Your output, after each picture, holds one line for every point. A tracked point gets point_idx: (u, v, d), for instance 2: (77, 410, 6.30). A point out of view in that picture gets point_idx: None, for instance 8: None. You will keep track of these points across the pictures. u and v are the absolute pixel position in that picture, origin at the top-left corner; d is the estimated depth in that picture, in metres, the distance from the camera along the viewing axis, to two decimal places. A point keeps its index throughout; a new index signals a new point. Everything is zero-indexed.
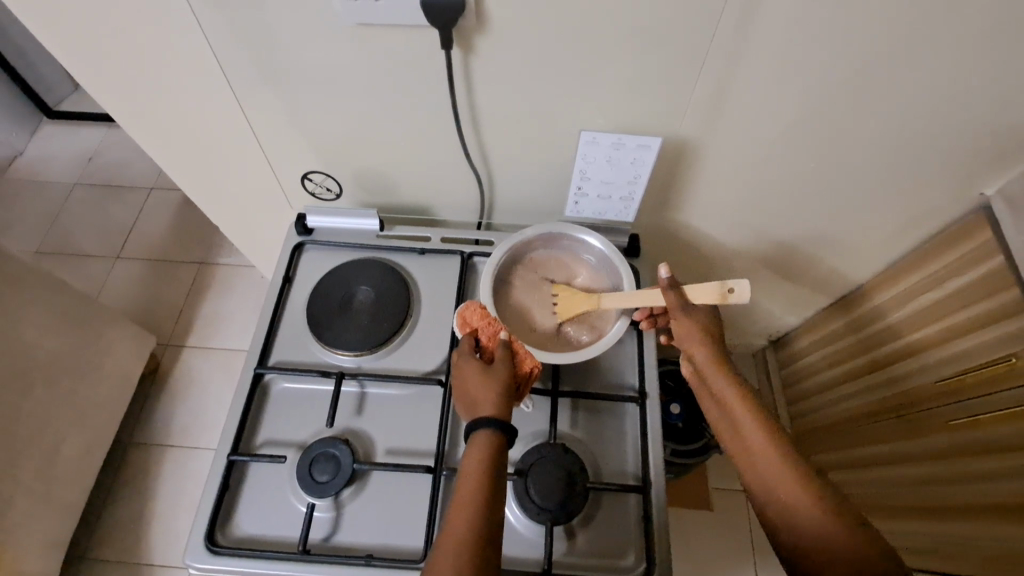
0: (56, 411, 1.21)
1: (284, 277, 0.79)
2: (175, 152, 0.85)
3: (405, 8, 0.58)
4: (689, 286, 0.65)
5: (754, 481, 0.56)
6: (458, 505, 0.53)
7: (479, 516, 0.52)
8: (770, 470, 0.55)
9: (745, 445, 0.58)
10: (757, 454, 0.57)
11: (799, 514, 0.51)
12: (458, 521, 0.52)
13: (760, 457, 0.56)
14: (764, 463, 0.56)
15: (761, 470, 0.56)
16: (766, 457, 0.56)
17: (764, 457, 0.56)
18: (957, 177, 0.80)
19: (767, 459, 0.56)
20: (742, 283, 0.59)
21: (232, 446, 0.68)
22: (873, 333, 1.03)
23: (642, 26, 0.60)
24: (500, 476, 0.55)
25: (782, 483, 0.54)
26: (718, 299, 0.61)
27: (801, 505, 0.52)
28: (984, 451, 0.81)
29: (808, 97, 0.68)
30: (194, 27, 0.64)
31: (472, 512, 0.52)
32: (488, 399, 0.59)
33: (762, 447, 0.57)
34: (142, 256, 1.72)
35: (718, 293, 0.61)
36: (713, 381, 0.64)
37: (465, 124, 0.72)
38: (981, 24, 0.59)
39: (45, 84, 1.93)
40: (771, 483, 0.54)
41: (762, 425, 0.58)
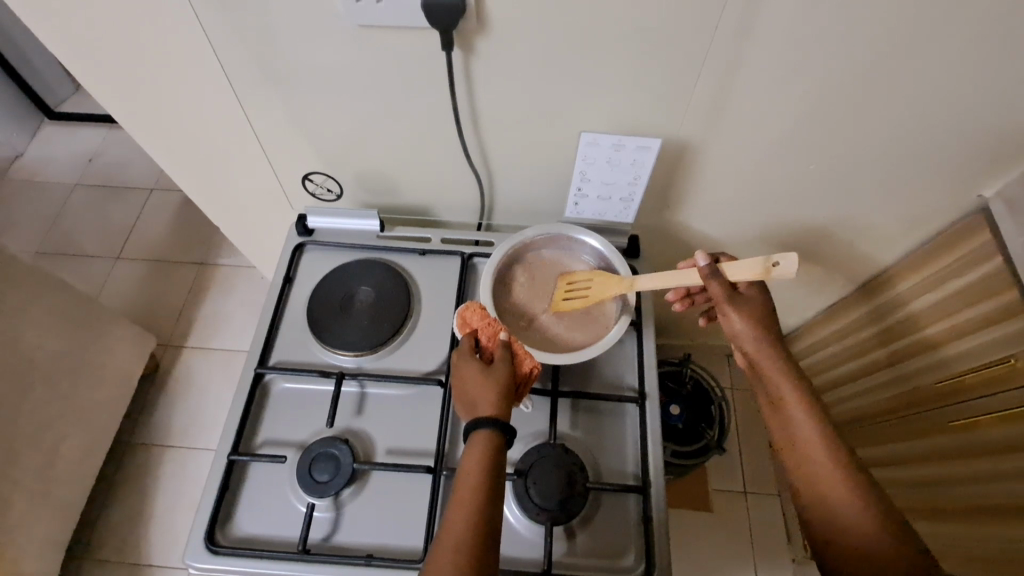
0: (56, 412, 1.21)
1: (285, 277, 0.79)
2: (176, 153, 0.85)
3: (406, 10, 0.58)
4: (728, 268, 0.65)
5: (798, 473, 0.61)
6: (458, 504, 0.53)
7: (479, 516, 0.52)
8: (818, 467, 0.59)
9: (794, 439, 0.62)
10: (806, 450, 0.60)
11: (840, 511, 0.56)
12: (457, 520, 0.52)
13: (811, 453, 0.60)
14: (813, 460, 0.60)
15: (808, 465, 0.60)
16: (816, 456, 0.60)
17: (813, 455, 0.60)
18: (957, 178, 0.80)
19: (817, 456, 0.60)
20: (788, 258, 0.59)
21: (232, 446, 0.68)
22: (898, 323, 0.96)
23: (642, 28, 0.60)
24: (500, 477, 0.55)
25: (828, 481, 0.58)
26: (763, 274, 0.61)
27: (840, 503, 0.57)
28: (984, 453, 0.81)
29: (807, 99, 0.69)
30: (195, 29, 0.64)
31: (473, 512, 0.52)
32: (488, 400, 0.59)
33: (812, 443, 0.60)
34: (143, 256, 1.72)
35: (762, 268, 0.62)
36: (767, 375, 0.65)
37: (465, 126, 0.72)
38: (979, 26, 0.60)
39: (46, 84, 1.93)
40: (816, 478, 0.59)
41: (815, 422, 0.61)
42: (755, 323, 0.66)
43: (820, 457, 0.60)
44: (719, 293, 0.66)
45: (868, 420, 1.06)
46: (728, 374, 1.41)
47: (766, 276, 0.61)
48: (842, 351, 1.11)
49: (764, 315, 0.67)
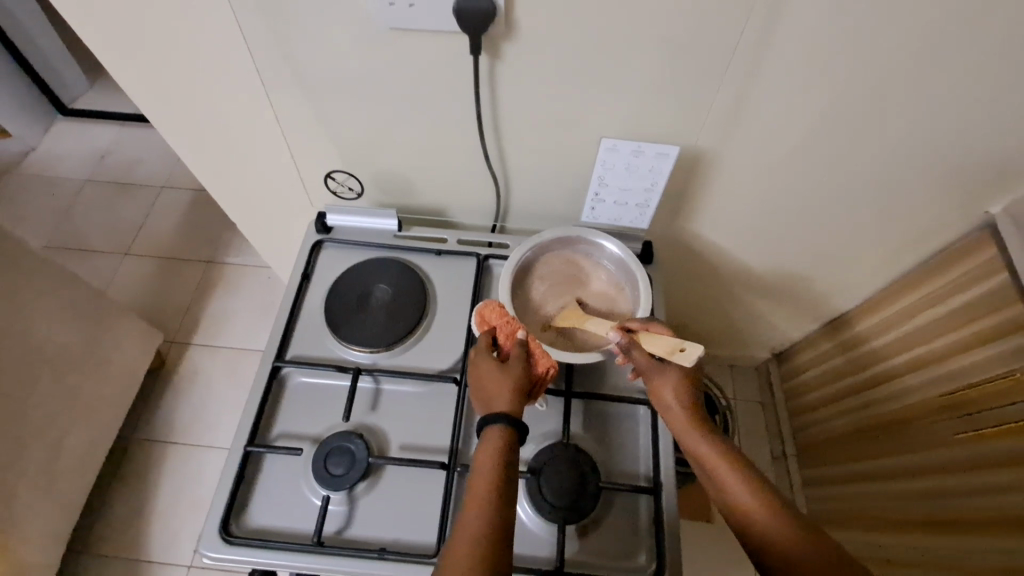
0: (63, 404, 1.22)
1: (303, 273, 0.80)
2: (199, 148, 0.87)
3: (438, 15, 0.60)
4: (643, 337, 0.63)
5: (741, 531, 0.55)
6: (475, 482, 0.55)
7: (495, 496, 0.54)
8: (755, 516, 0.54)
9: (724, 496, 0.58)
10: (739, 500, 0.56)
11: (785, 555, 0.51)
12: (476, 499, 0.54)
13: (743, 503, 0.56)
14: (740, 497, 0.56)
15: (747, 517, 0.55)
16: (742, 493, 0.56)
17: (747, 503, 0.55)
18: (965, 195, 0.81)
19: (748, 502, 0.55)
20: (692, 348, 0.56)
21: (249, 437, 0.69)
22: (881, 347, 1.04)
23: (665, 38, 0.62)
24: (514, 460, 0.57)
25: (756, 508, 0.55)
26: (665, 354, 0.59)
27: (767, 521, 0.54)
28: (989, 466, 0.82)
29: (822, 115, 0.71)
30: (230, 27, 0.66)
31: (488, 491, 0.54)
32: (502, 396, 0.60)
33: (738, 488, 0.56)
34: (151, 253, 1.73)
35: (670, 347, 0.59)
36: (675, 418, 0.63)
37: (487, 129, 0.74)
38: (992, 47, 0.62)
39: (61, 82, 1.96)
40: (757, 526, 0.54)
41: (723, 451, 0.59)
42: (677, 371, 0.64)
43: (752, 501, 0.55)
44: (641, 362, 0.65)
45: (862, 435, 1.09)
46: (729, 387, 1.45)
47: (669, 357, 0.58)
48: (834, 372, 1.18)
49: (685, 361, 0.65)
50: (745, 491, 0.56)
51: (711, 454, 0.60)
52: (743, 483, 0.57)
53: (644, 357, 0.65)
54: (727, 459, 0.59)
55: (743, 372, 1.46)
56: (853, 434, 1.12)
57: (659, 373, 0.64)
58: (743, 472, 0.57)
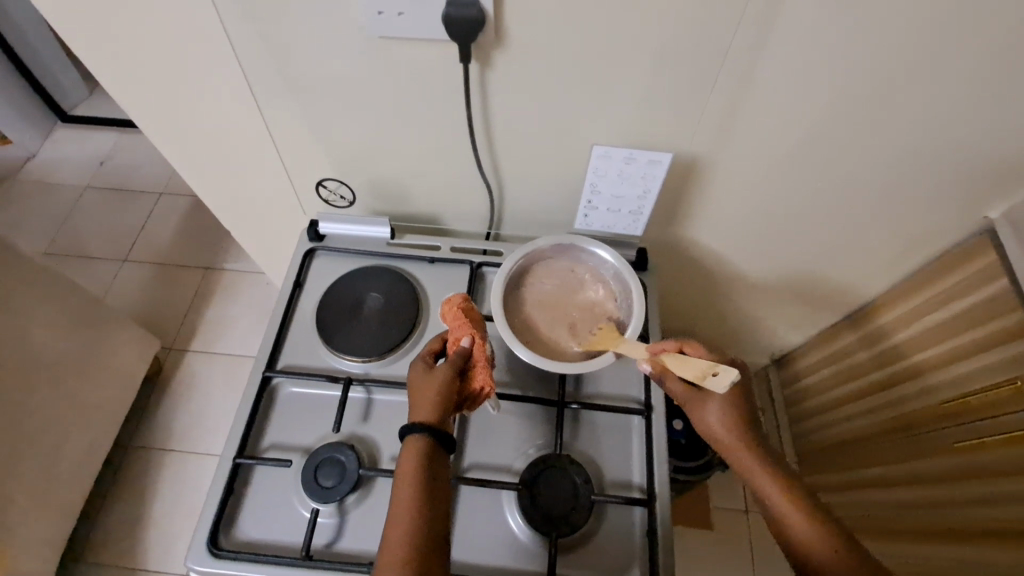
0: (59, 412, 1.21)
1: (295, 282, 0.79)
2: (192, 156, 0.86)
3: (427, 23, 0.60)
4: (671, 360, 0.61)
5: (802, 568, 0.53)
6: (403, 469, 0.55)
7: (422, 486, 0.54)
8: (817, 551, 0.52)
9: (784, 529, 0.55)
10: (801, 535, 0.53)
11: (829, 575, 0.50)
12: (404, 487, 0.54)
13: (804, 538, 0.53)
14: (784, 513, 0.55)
15: (809, 551, 0.52)
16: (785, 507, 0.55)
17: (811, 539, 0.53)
18: (964, 200, 0.81)
19: (811, 536, 0.53)
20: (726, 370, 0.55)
21: (239, 449, 0.68)
22: (880, 353, 1.03)
23: (656, 45, 0.61)
24: (442, 454, 0.57)
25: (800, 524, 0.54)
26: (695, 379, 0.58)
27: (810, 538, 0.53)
28: (990, 475, 0.81)
29: (817, 121, 0.70)
30: (220, 36, 0.66)
31: (414, 480, 0.54)
32: (427, 403, 0.59)
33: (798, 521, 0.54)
34: (149, 259, 1.73)
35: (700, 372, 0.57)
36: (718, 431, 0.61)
37: (479, 137, 0.73)
38: (987, 53, 0.61)
39: (61, 89, 1.97)
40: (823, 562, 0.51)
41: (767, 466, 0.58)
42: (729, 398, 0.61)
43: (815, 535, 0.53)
44: (679, 392, 0.63)
45: (863, 442, 1.08)
46: None
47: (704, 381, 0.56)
48: (834, 378, 1.17)
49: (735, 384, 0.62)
50: (808, 524, 0.53)
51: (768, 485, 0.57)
52: (804, 516, 0.54)
53: (681, 388, 0.63)
54: (786, 489, 0.56)
55: (742, 378, 1.45)
56: (853, 442, 1.11)
57: (709, 403, 0.61)
58: (804, 503, 0.55)
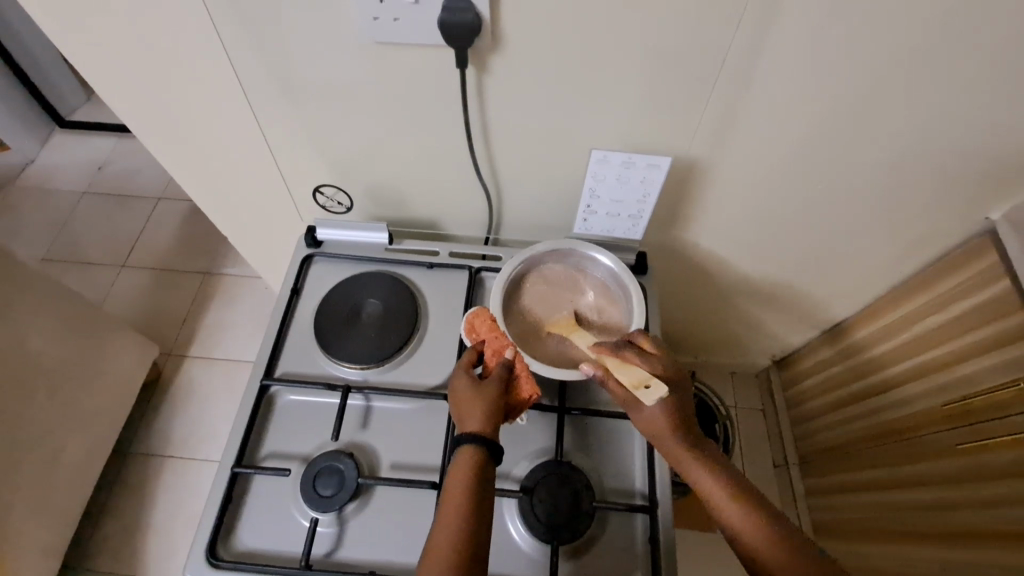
0: (58, 420, 1.21)
1: (292, 288, 0.79)
2: (188, 162, 0.86)
3: (424, 28, 0.59)
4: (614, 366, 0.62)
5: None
6: (450, 483, 0.55)
7: (469, 502, 0.53)
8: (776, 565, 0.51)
9: (741, 545, 0.54)
10: (758, 550, 0.52)
11: None
12: (450, 502, 0.54)
13: (761, 551, 0.52)
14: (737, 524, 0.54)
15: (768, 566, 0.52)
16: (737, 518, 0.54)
17: (768, 552, 0.52)
18: (965, 201, 0.80)
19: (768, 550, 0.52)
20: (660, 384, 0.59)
21: (237, 458, 0.67)
22: (881, 354, 1.03)
23: (655, 48, 0.61)
24: (490, 467, 0.57)
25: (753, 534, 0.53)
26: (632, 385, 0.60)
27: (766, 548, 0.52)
28: (994, 477, 0.80)
29: (816, 123, 0.70)
30: (214, 42, 0.65)
31: (461, 496, 0.54)
32: (477, 414, 0.59)
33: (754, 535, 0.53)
34: (148, 264, 1.72)
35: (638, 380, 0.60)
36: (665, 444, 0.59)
37: (477, 141, 0.73)
38: (987, 54, 0.61)
39: (59, 94, 1.97)
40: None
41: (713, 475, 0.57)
42: (671, 408, 0.59)
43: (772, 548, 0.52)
44: (618, 395, 0.61)
45: (864, 444, 1.07)
46: (730, 394, 1.43)
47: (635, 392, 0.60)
48: (835, 380, 1.16)
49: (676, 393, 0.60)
50: (764, 537, 0.53)
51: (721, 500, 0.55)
52: (759, 529, 0.53)
53: (619, 388, 0.61)
54: (740, 503, 0.55)
55: (743, 380, 1.45)
56: (855, 443, 1.10)
57: (653, 416, 0.59)
58: (755, 510, 0.54)
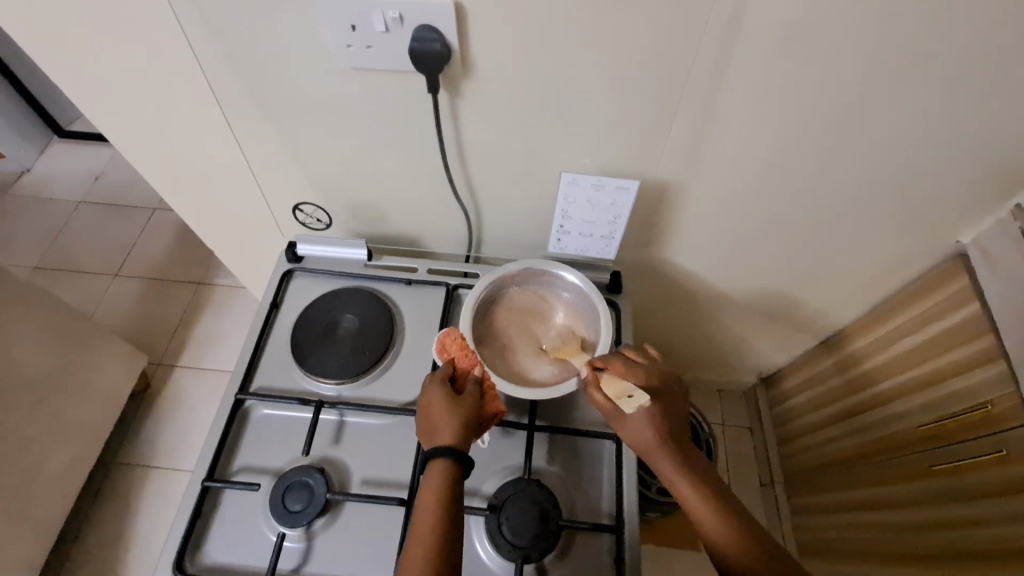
0: (42, 430, 1.21)
1: (271, 303, 0.80)
2: (172, 177, 0.87)
3: (395, 55, 0.61)
4: (605, 376, 0.64)
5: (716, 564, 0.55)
6: (427, 492, 0.56)
7: (445, 502, 0.55)
8: (736, 560, 0.53)
9: (704, 538, 0.56)
10: (720, 541, 0.55)
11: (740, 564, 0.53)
12: (428, 511, 0.55)
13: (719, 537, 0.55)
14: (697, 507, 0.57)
15: (726, 550, 0.54)
16: (698, 502, 0.57)
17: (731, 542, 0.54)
18: (936, 225, 0.81)
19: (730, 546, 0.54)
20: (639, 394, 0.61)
21: (208, 472, 0.68)
22: (860, 374, 1.04)
23: (619, 77, 0.63)
24: (461, 478, 0.58)
25: (711, 519, 0.56)
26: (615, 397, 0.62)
27: (721, 530, 0.55)
28: (968, 498, 0.80)
29: (783, 149, 0.71)
30: (194, 64, 0.67)
31: (439, 491, 0.56)
32: (449, 426, 0.60)
33: (717, 528, 0.55)
34: (140, 274, 1.74)
35: (619, 391, 0.62)
36: (642, 436, 0.60)
37: (454, 162, 0.75)
38: (943, 86, 0.62)
39: (57, 106, 2.00)
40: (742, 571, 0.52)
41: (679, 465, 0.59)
42: (654, 415, 0.61)
43: (729, 535, 0.55)
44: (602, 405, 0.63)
45: (845, 464, 1.08)
46: (717, 413, 1.43)
47: (619, 402, 0.61)
48: (817, 398, 1.17)
49: (661, 400, 0.62)
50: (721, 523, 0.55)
51: (686, 490, 0.58)
52: (718, 515, 0.56)
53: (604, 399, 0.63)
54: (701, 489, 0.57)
55: (730, 397, 1.45)
56: (837, 463, 1.10)
57: (635, 426, 0.61)
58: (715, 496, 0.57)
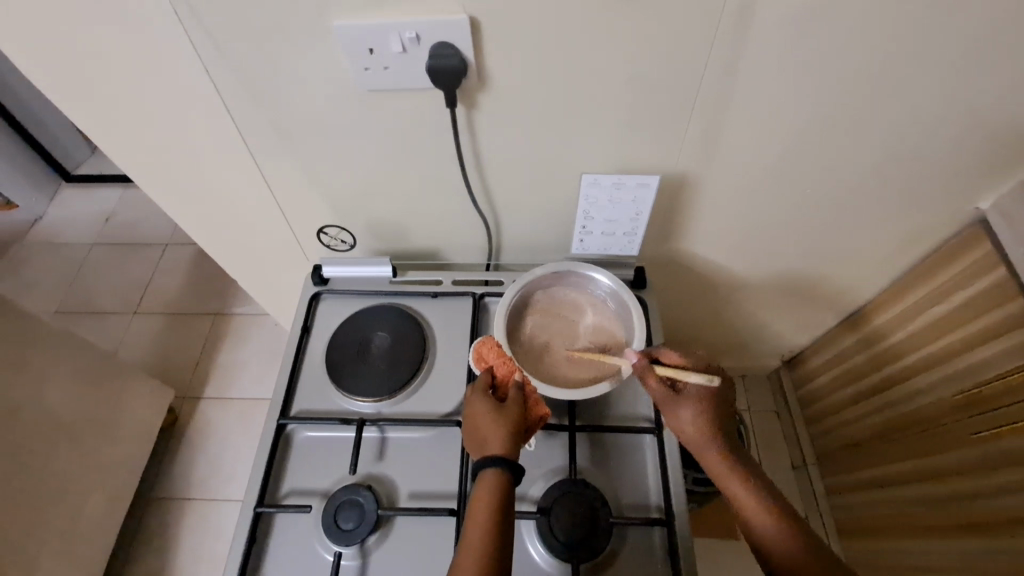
0: (80, 470, 1.23)
1: (303, 326, 0.81)
2: (194, 211, 0.89)
3: (411, 74, 0.62)
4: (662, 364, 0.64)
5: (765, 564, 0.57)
6: (477, 500, 0.57)
7: (498, 498, 0.56)
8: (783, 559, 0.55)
9: (756, 539, 0.58)
10: (769, 540, 0.57)
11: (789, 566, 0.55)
12: (479, 517, 0.55)
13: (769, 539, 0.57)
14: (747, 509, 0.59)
15: (774, 552, 0.56)
16: (748, 503, 0.59)
17: (780, 543, 0.56)
18: (955, 194, 0.81)
19: (779, 544, 0.56)
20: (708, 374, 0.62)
21: (259, 498, 0.69)
22: (886, 349, 1.04)
23: (632, 77, 0.64)
24: (511, 487, 0.58)
25: (761, 522, 0.58)
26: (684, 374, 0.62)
27: (770, 535, 0.57)
28: (1011, 464, 0.80)
29: (798, 132, 0.72)
30: (216, 102, 0.69)
31: (493, 488, 0.57)
32: (497, 434, 0.60)
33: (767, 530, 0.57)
34: (159, 309, 1.76)
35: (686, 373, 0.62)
36: (691, 434, 0.63)
37: (472, 174, 0.76)
38: (955, 57, 0.63)
39: (64, 151, 2.03)
40: (789, 570, 0.55)
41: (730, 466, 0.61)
42: (705, 413, 0.62)
43: (778, 537, 0.57)
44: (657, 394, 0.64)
45: (879, 440, 1.07)
46: (743, 399, 1.43)
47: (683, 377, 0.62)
48: (843, 376, 1.17)
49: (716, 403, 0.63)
50: (771, 525, 0.57)
51: (737, 491, 0.60)
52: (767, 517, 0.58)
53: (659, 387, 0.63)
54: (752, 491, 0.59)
55: (754, 382, 1.45)
56: (871, 440, 1.10)
57: (683, 422, 0.63)
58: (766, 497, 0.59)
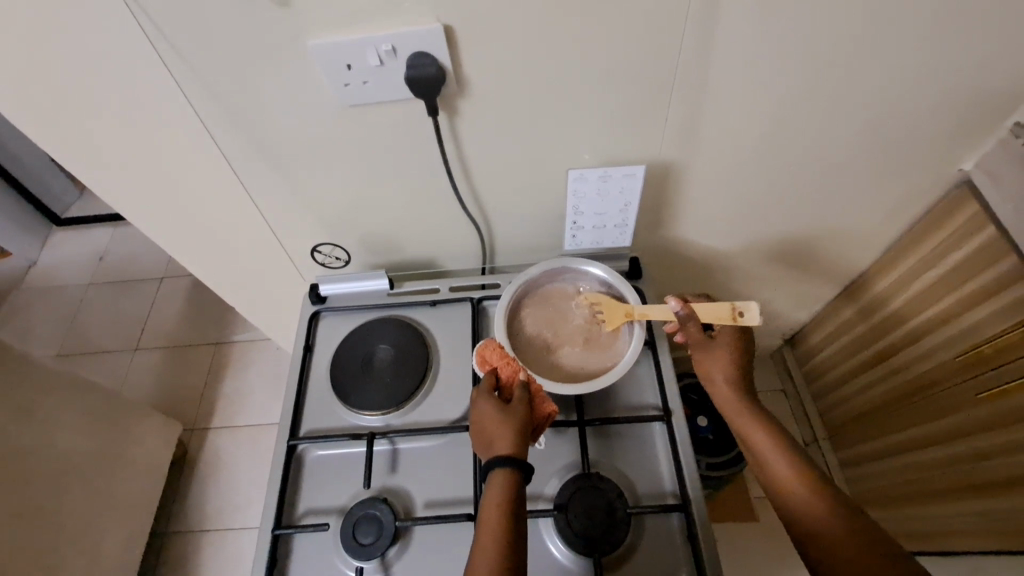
0: (95, 511, 1.22)
1: (305, 346, 0.81)
2: (187, 242, 0.89)
3: (391, 87, 0.63)
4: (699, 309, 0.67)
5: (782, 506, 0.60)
6: (489, 502, 0.57)
7: (508, 499, 0.57)
8: (799, 500, 0.59)
9: (774, 484, 0.62)
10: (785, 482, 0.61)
11: (802, 505, 0.58)
12: (491, 520, 0.55)
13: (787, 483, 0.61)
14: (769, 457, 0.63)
15: (793, 494, 0.60)
16: (769, 450, 0.63)
17: (795, 484, 0.60)
18: (937, 157, 0.82)
19: (795, 488, 0.60)
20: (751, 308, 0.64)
21: (276, 520, 0.69)
22: (885, 317, 1.04)
23: (608, 70, 0.64)
24: (521, 487, 0.58)
25: (781, 468, 0.61)
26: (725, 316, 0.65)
27: (789, 479, 0.60)
28: (1018, 420, 0.81)
29: (777, 110, 0.73)
30: (199, 132, 0.69)
31: (502, 492, 0.57)
32: (504, 435, 0.61)
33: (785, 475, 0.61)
34: (160, 344, 1.76)
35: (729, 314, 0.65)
36: (720, 387, 0.69)
37: (460, 180, 0.76)
38: (924, 23, 0.64)
39: (52, 195, 2.03)
40: (802, 511, 0.58)
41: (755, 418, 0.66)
42: (734, 370, 0.68)
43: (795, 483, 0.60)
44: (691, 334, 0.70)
45: (886, 408, 1.08)
46: None
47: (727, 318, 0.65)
48: (845, 347, 1.18)
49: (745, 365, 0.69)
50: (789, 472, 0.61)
51: (760, 440, 0.64)
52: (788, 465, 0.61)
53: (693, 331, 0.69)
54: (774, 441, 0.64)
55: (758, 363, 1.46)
56: (879, 408, 1.10)
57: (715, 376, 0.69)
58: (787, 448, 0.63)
